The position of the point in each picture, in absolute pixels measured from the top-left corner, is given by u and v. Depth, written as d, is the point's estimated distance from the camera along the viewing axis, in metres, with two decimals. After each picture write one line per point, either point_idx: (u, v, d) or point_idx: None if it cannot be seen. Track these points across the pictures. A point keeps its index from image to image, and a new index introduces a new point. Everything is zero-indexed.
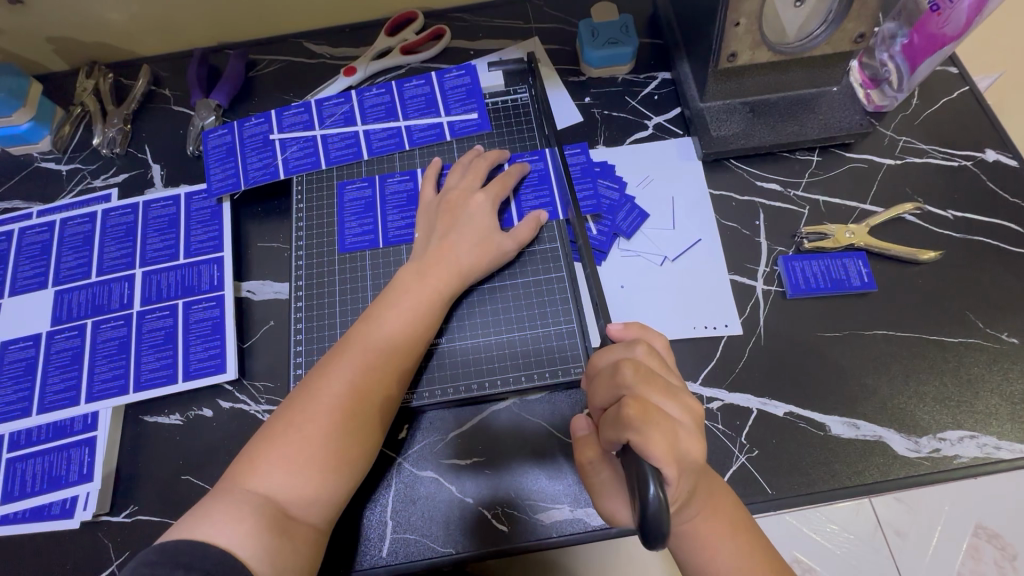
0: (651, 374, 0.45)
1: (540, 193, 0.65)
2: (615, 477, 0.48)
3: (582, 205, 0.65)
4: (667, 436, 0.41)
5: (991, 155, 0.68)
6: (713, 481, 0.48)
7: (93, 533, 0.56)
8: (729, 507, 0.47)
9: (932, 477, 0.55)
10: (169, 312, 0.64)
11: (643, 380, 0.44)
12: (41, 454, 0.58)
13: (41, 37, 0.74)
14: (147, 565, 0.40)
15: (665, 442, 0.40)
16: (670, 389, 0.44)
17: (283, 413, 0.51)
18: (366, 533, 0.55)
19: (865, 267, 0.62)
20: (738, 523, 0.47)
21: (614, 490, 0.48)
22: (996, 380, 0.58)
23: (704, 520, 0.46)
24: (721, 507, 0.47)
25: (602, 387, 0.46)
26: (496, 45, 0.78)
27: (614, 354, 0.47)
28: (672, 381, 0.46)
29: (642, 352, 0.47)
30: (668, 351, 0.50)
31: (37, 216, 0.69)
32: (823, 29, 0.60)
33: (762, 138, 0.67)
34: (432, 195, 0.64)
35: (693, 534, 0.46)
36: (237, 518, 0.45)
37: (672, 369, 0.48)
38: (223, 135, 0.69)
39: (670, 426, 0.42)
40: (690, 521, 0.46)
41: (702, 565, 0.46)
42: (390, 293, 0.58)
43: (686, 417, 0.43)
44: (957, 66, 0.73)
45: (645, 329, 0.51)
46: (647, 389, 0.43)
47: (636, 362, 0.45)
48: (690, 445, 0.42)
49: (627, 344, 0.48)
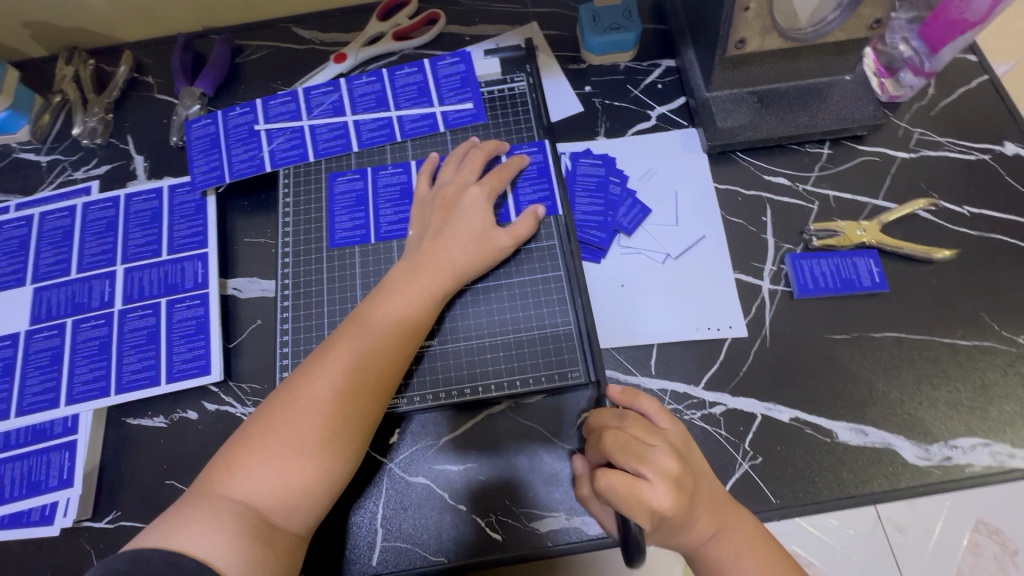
0: (627, 437, 0.44)
1: (538, 186, 0.62)
2: (611, 515, 0.50)
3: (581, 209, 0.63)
4: (635, 492, 0.41)
5: (1010, 148, 0.65)
6: (727, 503, 0.46)
7: (74, 540, 0.54)
8: (748, 530, 0.46)
9: (943, 486, 0.53)
10: (151, 311, 0.61)
11: (620, 447, 0.44)
12: (20, 459, 0.56)
13: (17, 21, 0.71)
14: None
15: (638, 508, 0.41)
16: (644, 453, 0.43)
17: (263, 417, 0.48)
18: (355, 541, 0.54)
19: (876, 266, 0.60)
20: (755, 543, 0.45)
21: (612, 525, 0.50)
22: (1012, 385, 0.56)
23: (720, 543, 0.45)
24: (735, 530, 0.45)
25: (590, 448, 0.47)
26: (493, 30, 0.74)
27: (602, 419, 0.48)
28: (651, 443, 0.44)
29: (626, 420, 0.47)
30: (661, 413, 0.48)
31: (15, 209, 0.67)
32: (837, 14, 0.57)
33: (771, 130, 0.63)
34: (427, 189, 0.61)
35: (709, 556, 0.45)
36: (216, 528, 0.43)
37: (655, 432, 0.46)
38: (206, 126, 0.66)
39: (639, 488, 0.41)
40: (701, 545, 0.45)
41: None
42: (378, 292, 0.55)
43: (660, 480, 0.42)
44: (977, 54, 0.70)
45: (639, 394, 0.49)
46: (621, 455, 0.43)
47: (615, 429, 0.45)
48: (661, 501, 0.41)
49: (616, 413, 0.48)
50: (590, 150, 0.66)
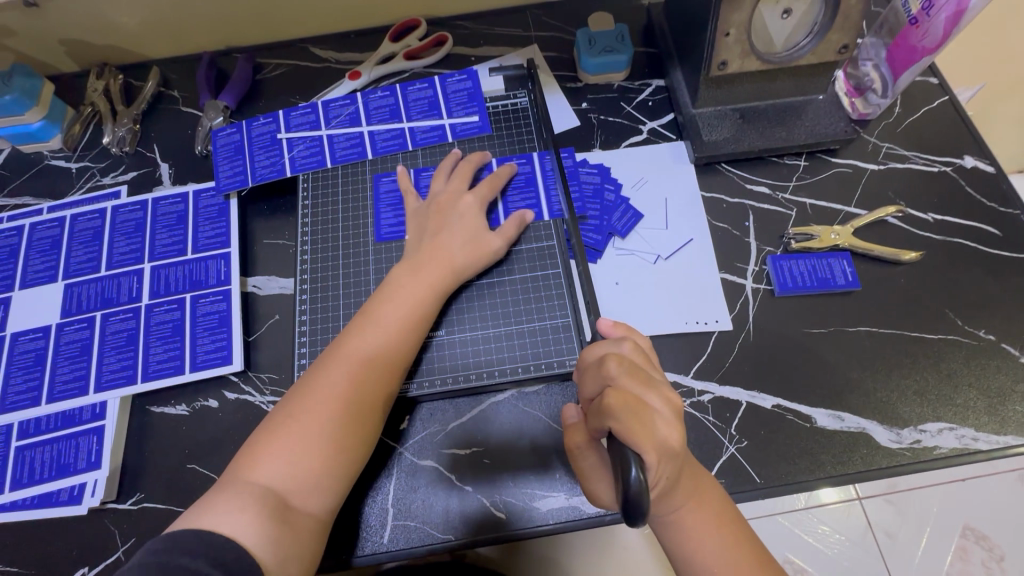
0: (634, 367, 0.47)
1: (570, 189, 0.68)
2: (601, 465, 0.50)
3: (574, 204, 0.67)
4: (645, 421, 0.43)
5: (969, 162, 0.71)
6: (698, 474, 0.50)
7: (100, 520, 0.57)
8: (717, 503, 0.49)
9: (913, 467, 0.57)
10: (176, 306, 0.65)
11: (626, 371, 0.46)
12: (50, 443, 0.60)
13: (53, 38, 0.76)
14: (153, 555, 0.42)
15: (646, 434, 0.42)
16: (651, 381, 0.46)
17: (284, 408, 0.52)
18: (368, 520, 0.57)
19: (849, 266, 0.65)
20: (724, 517, 0.49)
21: (600, 477, 0.50)
22: (974, 375, 0.60)
23: (691, 513, 0.48)
24: (706, 502, 0.49)
25: (590, 379, 0.49)
26: (496, 52, 0.80)
27: (602, 348, 0.50)
28: (655, 375, 0.48)
29: (628, 348, 0.49)
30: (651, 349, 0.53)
31: (48, 212, 0.71)
32: (809, 40, 0.63)
33: (752, 143, 0.69)
34: (416, 204, 0.66)
35: (682, 524, 0.48)
36: (239, 509, 0.46)
37: (656, 365, 0.50)
38: (231, 134, 0.71)
39: (650, 417, 0.43)
40: (676, 512, 0.48)
41: (688, 554, 0.48)
42: (383, 291, 0.59)
43: (666, 409, 0.45)
44: (937, 77, 0.76)
45: (632, 328, 0.54)
46: (629, 382, 0.45)
47: (620, 356, 0.47)
48: (668, 434, 0.43)
49: (615, 340, 0.50)
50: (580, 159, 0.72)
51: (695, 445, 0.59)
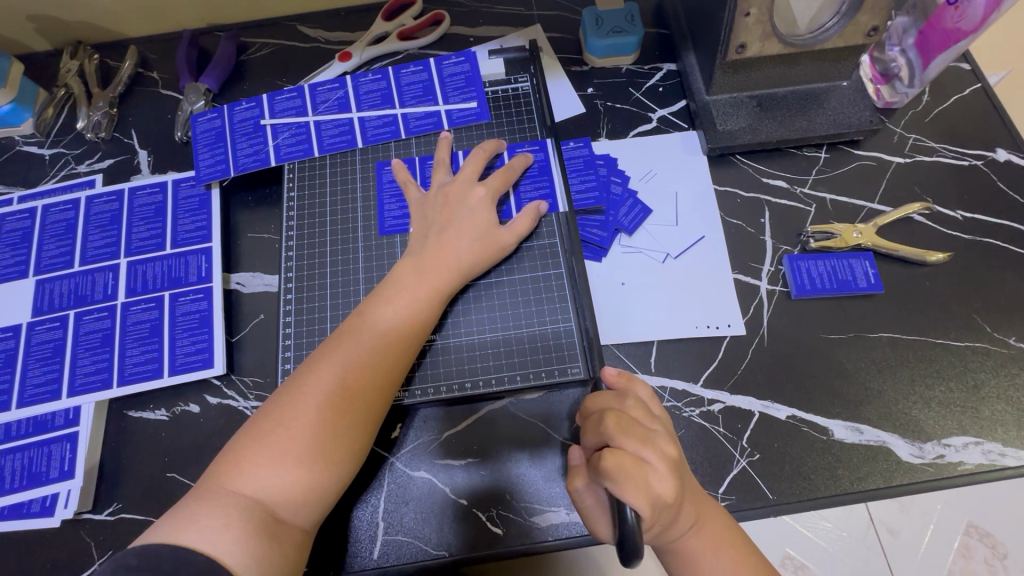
0: (632, 423, 0.43)
1: (586, 178, 0.64)
2: (602, 505, 0.48)
3: (584, 197, 0.63)
4: (641, 481, 0.39)
5: (1002, 155, 0.66)
6: (702, 496, 0.47)
7: (75, 531, 0.54)
8: (720, 525, 0.46)
9: (936, 483, 0.54)
10: (155, 305, 0.61)
11: (622, 430, 0.42)
12: (21, 450, 0.56)
13: (22, 14, 0.71)
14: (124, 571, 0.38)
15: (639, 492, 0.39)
16: (648, 436, 0.42)
17: (271, 413, 0.48)
18: (357, 534, 0.54)
19: (872, 267, 0.61)
20: (726, 536, 0.46)
21: (601, 514, 0.48)
22: (1003, 386, 0.57)
23: (695, 537, 0.45)
24: (710, 523, 0.46)
25: (590, 433, 0.45)
26: (496, 32, 0.75)
27: (605, 402, 0.47)
28: (653, 426, 0.44)
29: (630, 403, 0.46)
30: (654, 400, 0.48)
31: (19, 202, 0.67)
32: (835, 21, 0.58)
33: (770, 133, 0.65)
34: (418, 195, 0.61)
35: (683, 548, 0.45)
36: (222, 523, 0.42)
37: (659, 417, 0.46)
38: (211, 120, 0.67)
39: (645, 476, 0.40)
40: (678, 538, 0.45)
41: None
42: (385, 290, 0.55)
43: (662, 463, 0.41)
44: (970, 63, 0.71)
45: (636, 378, 0.50)
46: (625, 441, 0.42)
47: (618, 413, 0.44)
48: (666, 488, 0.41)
49: (617, 393, 0.47)
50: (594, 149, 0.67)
51: (704, 458, 0.55)
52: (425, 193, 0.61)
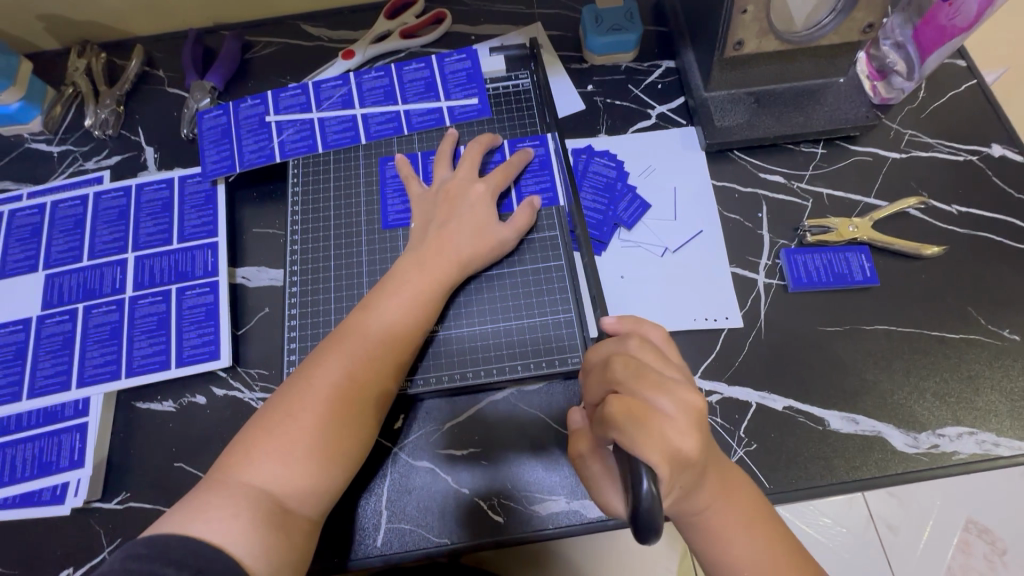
0: (642, 369, 0.44)
1: (600, 199, 0.65)
2: (611, 472, 0.47)
3: (592, 219, 0.64)
4: (655, 429, 0.40)
5: (997, 150, 0.67)
6: (725, 468, 0.47)
7: (84, 519, 0.55)
8: (744, 496, 0.47)
9: (931, 473, 0.55)
10: (162, 298, 0.63)
11: (633, 374, 0.43)
12: (31, 440, 0.58)
13: (30, 13, 0.72)
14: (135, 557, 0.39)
15: (656, 441, 0.39)
16: (662, 385, 0.43)
17: (279, 404, 0.49)
18: (360, 522, 0.55)
19: (868, 261, 0.62)
20: (753, 511, 0.46)
21: (609, 486, 0.48)
22: (997, 377, 0.58)
23: (718, 511, 0.46)
24: (735, 495, 0.46)
25: (595, 382, 0.46)
26: (497, 30, 0.76)
27: (609, 348, 0.47)
28: (667, 376, 0.44)
29: (635, 347, 0.46)
30: (664, 343, 0.49)
31: (28, 197, 0.68)
32: (832, 19, 0.59)
33: (767, 129, 0.65)
34: (421, 190, 0.62)
35: (706, 524, 0.46)
36: (231, 513, 0.44)
37: (669, 362, 0.46)
38: (217, 117, 0.68)
39: (660, 424, 0.40)
40: (700, 513, 0.46)
41: (714, 554, 0.46)
42: (389, 283, 0.56)
43: (679, 412, 0.42)
44: (966, 60, 0.72)
45: (641, 321, 0.51)
46: (638, 386, 0.43)
47: (627, 359, 0.44)
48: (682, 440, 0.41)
49: (620, 339, 0.47)
50: (622, 170, 0.67)
51: None
52: (427, 188, 0.62)
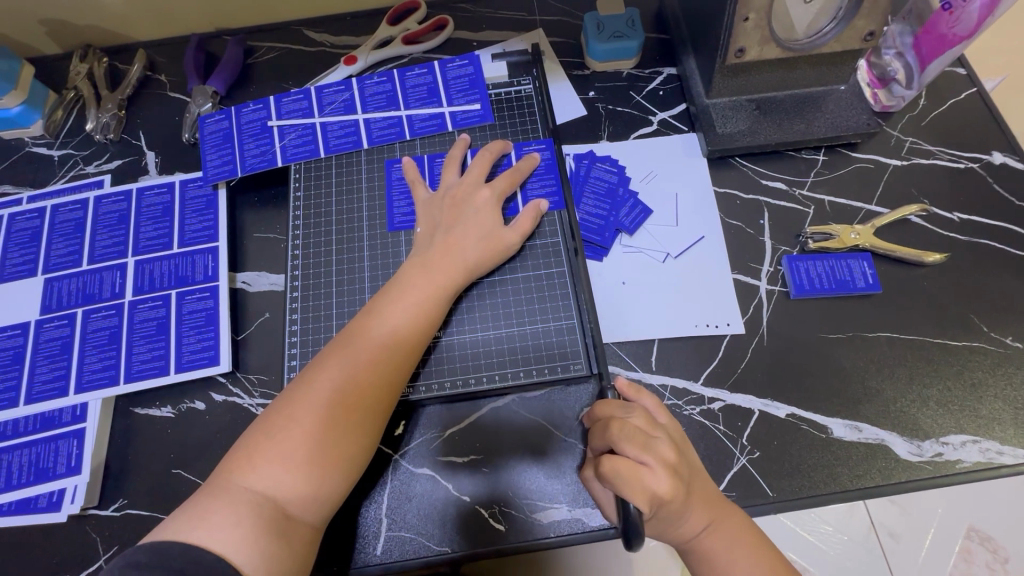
0: (633, 429, 0.46)
1: (602, 204, 0.65)
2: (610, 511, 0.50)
3: (595, 223, 0.64)
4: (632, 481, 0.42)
5: (998, 158, 0.67)
6: (718, 503, 0.48)
7: (80, 527, 0.55)
8: (737, 526, 0.48)
9: (934, 481, 0.54)
10: (162, 303, 0.62)
11: (622, 434, 0.45)
12: (28, 446, 0.57)
13: (33, 18, 0.72)
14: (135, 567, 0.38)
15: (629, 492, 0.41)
16: (648, 442, 0.45)
17: (283, 408, 0.49)
18: (361, 530, 0.54)
19: (870, 268, 0.62)
20: (744, 538, 0.47)
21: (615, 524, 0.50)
22: (1000, 384, 0.57)
23: (710, 536, 0.47)
24: (725, 526, 0.47)
25: (593, 440, 0.48)
26: (499, 36, 0.76)
27: (610, 411, 0.50)
28: (654, 436, 0.46)
29: (632, 412, 0.48)
30: (659, 408, 0.51)
31: (28, 202, 0.68)
32: (832, 26, 0.60)
33: (768, 136, 0.66)
34: (427, 195, 0.62)
35: (696, 550, 0.47)
36: (233, 521, 0.43)
37: (661, 425, 0.48)
38: (219, 121, 0.68)
39: (639, 480, 0.42)
40: (691, 540, 0.48)
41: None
42: (393, 288, 0.56)
43: (660, 466, 0.44)
44: (966, 68, 0.72)
45: (643, 388, 0.52)
46: (625, 445, 0.45)
47: (621, 420, 0.47)
48: (659, 485, 0.43)
49: (623, 405, 0.50)
50: (623, 174, 0.67)
51: (705, 456, 0.56)
52: (432, 193, 0.62)
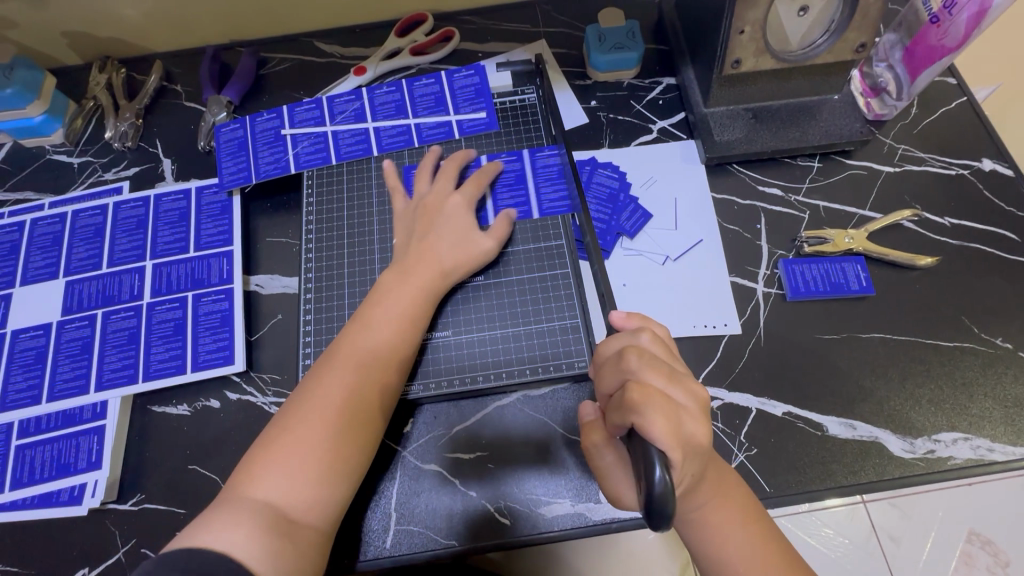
0: (655, 360, 0.45)
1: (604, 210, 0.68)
2: (621, 462, 0.49)
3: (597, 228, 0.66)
4: (670, 415, 0.41)
5: (987, 165, 0.69)
6: (720, 468, 0.49)
7: (100, 520, 0.57)
8: (738, 496, 0.48)
9: (926, 477, 0.56)
10: (178, 304, 0.64)
11: (648, 364, 0.44)
12: (50, 442, 0.59)
13: (56, 31, 0.75)
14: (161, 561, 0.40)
15: (668, 425, 0.41)
16: (675, 374, 0.45)
17: (281, 420, 0.51)
18: (371, 524, 0.56)
19: (863, 271, 0.64)
20: (748, 510, 0.48)
21: (618, 474, 0.49)
22: (990, 384, 0.59)
23: (715, 508, 0.47)
24: (729, 496, 0.48)
25: (607, 373, 0.47)
26: (504, 47, 0.79)
27: (619, 342, 0.48)
28: (677, 368, 0.46)
29: (646, 339, 0.47)
30: (668, 338, 0.51)
31: (49, 207, 0.70)
32: (825, 38, 0.62)
33: (765, 143, 0.68)
34: (404, 203, 0.64)
35: (705, 521, 0.47)
36: (235, 524, 0.45)
37: (677, 357, 0.48)
38: (234, 130, 0.70)
39: (675, 412, 0.42)
40: (699, 508, 0.47)
41: (710, 551, 0.47)
42: (375, 295, 0.58)
43: (692, 404, 0.44)
44: (955, 77, 0.75)
45: (646, 318, 0.52)
46: (651, 374, 0.44)
47: (641, 349, 0.46)
48: (693, 428, 0.43)
49: (632, 331, 0.48)
50: (625, 180, 0.69)
51: None
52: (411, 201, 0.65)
